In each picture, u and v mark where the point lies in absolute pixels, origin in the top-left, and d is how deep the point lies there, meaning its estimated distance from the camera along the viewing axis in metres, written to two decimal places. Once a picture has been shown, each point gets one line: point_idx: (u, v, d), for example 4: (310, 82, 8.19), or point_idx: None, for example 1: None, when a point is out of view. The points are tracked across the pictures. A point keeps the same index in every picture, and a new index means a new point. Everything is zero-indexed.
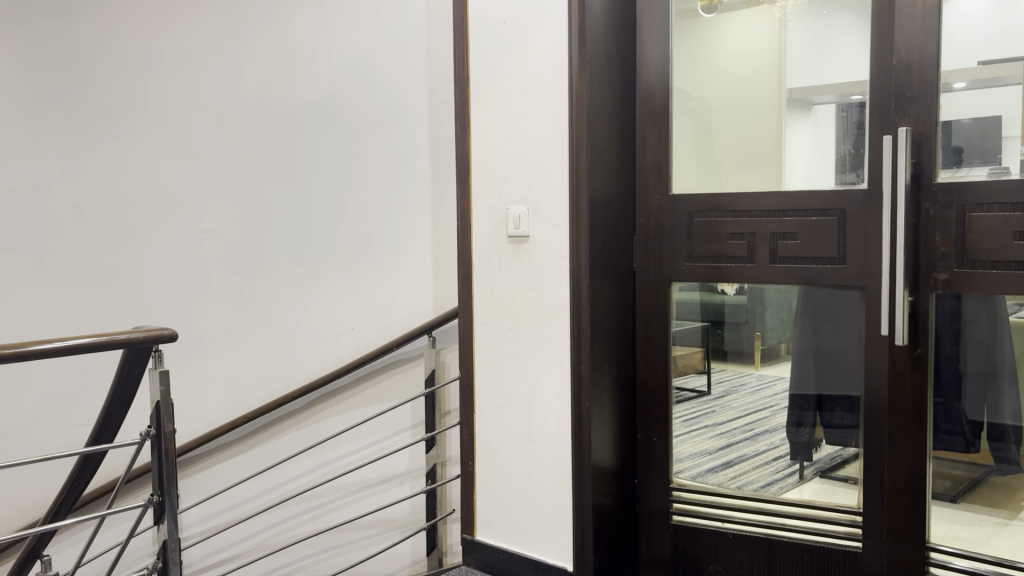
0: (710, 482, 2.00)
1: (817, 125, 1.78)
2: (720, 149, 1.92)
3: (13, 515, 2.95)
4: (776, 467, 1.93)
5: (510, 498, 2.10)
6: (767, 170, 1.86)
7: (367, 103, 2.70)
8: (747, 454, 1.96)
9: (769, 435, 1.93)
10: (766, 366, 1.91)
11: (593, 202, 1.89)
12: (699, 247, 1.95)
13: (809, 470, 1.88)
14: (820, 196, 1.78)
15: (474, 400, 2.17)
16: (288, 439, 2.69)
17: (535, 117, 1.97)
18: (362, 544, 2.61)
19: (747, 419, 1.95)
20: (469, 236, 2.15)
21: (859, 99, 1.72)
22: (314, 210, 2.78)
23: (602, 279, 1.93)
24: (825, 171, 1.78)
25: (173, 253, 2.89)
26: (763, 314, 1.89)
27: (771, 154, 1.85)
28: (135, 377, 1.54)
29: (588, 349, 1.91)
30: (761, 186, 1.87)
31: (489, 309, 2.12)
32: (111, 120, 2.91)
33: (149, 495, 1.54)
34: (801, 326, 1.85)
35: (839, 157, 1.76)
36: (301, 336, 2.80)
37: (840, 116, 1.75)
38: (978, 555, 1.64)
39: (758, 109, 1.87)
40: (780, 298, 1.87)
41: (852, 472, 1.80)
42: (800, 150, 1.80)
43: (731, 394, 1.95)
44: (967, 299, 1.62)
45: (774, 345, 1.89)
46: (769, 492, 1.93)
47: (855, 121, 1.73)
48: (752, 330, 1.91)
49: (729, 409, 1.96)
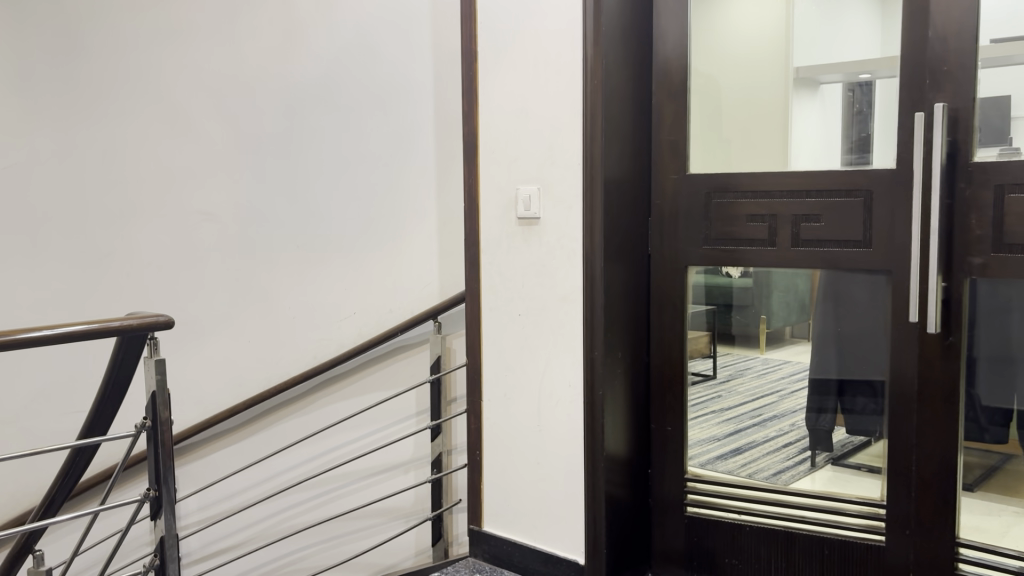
0: (721, 470, 1.94)
1: (823, 104, 1.73)
2: (730, 129, 1.86)
3: (8, 503, 2.88)
4: (786, 454, 1.88)
5: (519, 489, 2.04)
6: (774, 150, 1.80)
7: (368, 81, 2.62)
8: (756, 440, 1.91)
9: (778, 421, 1.89)
10: (772, 350, 1.87)
11: (608, 181, 1.81)
12: (716, 229, 1.87)
13: (820, 457, 1.84)
14: (844, 176, 1.71)
15: (481, 387, 2.10)
16: (288, 426, 2.62)
17: (546, 94, 1.89)
18: (365, 534, 2.55)
19: (756, 404, 1.91)
20: (477, 217, 2.06)
21: (867, 77, 1.67)
22: (314, 191, 2.69)
23: (617, 262, 1.85)
24: (833, 150, 1.72)
25: (167, 235, 2.75)
26: (769, 296, 1.85)
27: (778, 134, 1.80)
28: (130, 365, 1.48)
29: (601, 334, 1.84)
30: (767, 167, 1.81)
31: (496, 294, 2.05)
32: (102, 96, 2.72)
33: (146, 490, 1.46)
34: (819, 312, 1.79)
35: (847, 140, 1.71)
36: (301, 321, 2.72)
37: (847, 94, 1.70)
38: (998, 548, 1.59)
39: (766, 87, 1.81)
40: (791, 279, 1.81)
41: (865, 460, 1.77)
42: (806, 130, 1.75)
43: (738, 377, 1.91)
44: (981, 284, 1.57)
45: (779, 328, 1.85)
46: (779, 480, 1.87)
47: (863, 100, 1.68)
48: (758, 313, 1.87)
49: (735, 394, 1.92)
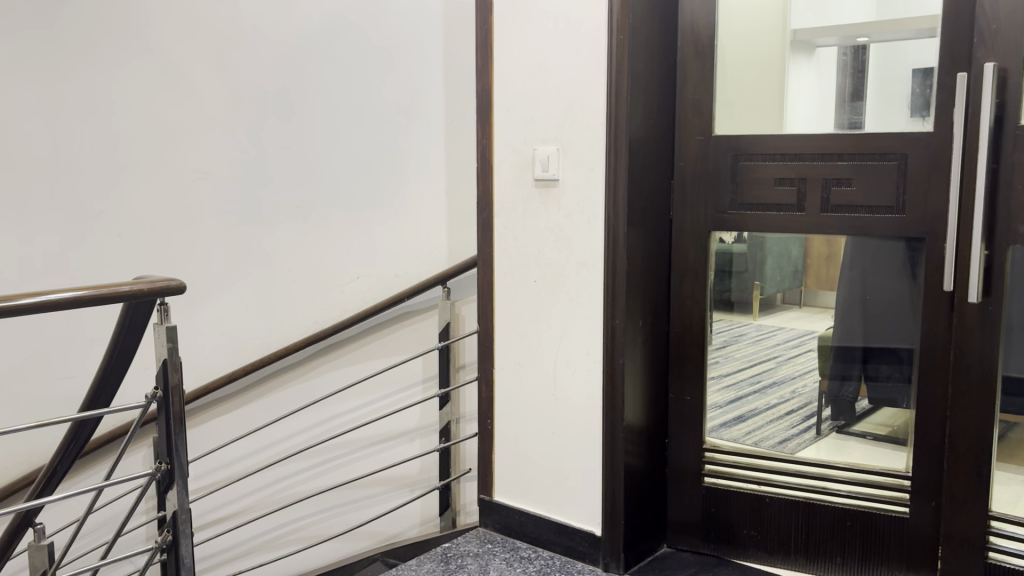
0: (726, 438, 1.92)
1: (818, 70, 1.68)
2: (734, 90, 1.80)
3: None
4: (791, 422, 1.85)
5: (535, 459, 1.98)
6: (768, 111, 1.77)
7: (377, 33, 2.53)
8: (758, 408, 1.87)
9: (778, 387, 1.84)
10: (764, 316, 1.82)
11: (632, 144, 1.74)
12: (744, 193, 1.81)
13: (826, 425, 1.81)
14: (858, 139, 1.67)
15: (493, 353, 2.04)
16: (289, 393, 2.50)
17: (564, 51, 1.81)
18: (370, 502, 2.51)
19: (754, 370, 1.85)
20: (491, 178, 1.99)
21: (863, 41, 1.62)
22: (314, 149, 2.56)
23: (639, 227, 1.79)
24: (824, 112, 1.70)
25: (158, 192, 2.45)
26: (763, 262, 1.82)
27: (773, 95, 1.76)
28: (137, 332, 1.41)
29: (624, 302, 1.78)
30: (762, 129, 1.78)
31: (510, 259, 1.98)
32: (85, 41, 2.35)
33: (156, 463, 1.38)
34: (815, 276, 1.77)
35: (838, 99, 1.68)
36: (302, 285, 2.59)
37: (841, 59, 1.65)
38: (1015, 518, 1.57)
39: (762, 47, 1.75)
40: (783, 245, 1.79)
41: (869, 428, 1.75)
42: (800, 96, 1.73)
43: (733, 343, 1.87)
44: (1017, 249, 1.52)
45: (772, 294, 1.81)
46: (786, 448, 1.85)
47: (857, 65, 1.64)
48: (752, 280, 1.84)
49: (733, 360, 1.88)
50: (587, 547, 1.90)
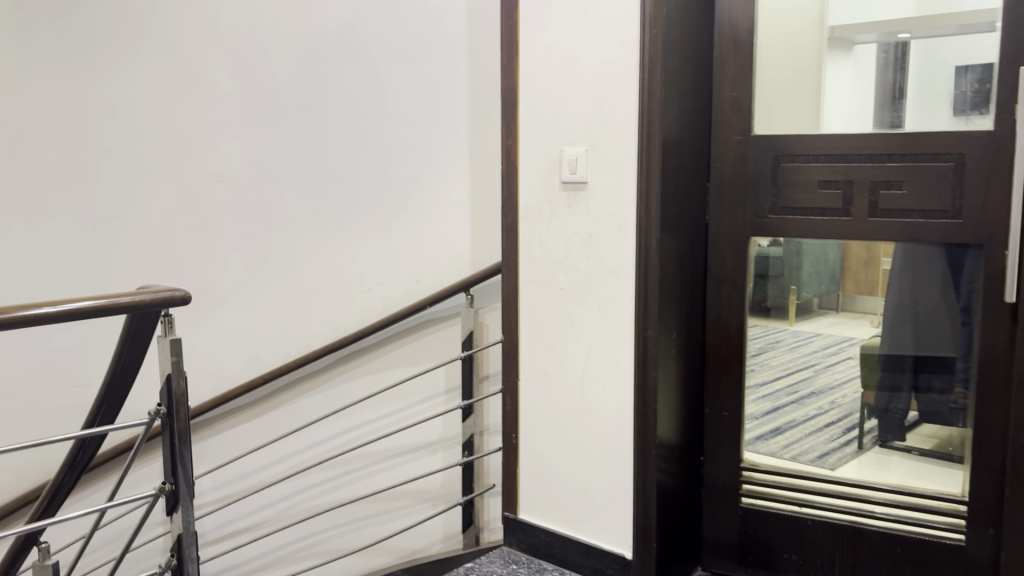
0: (762, 452, 1.82)
1: (858, 68, 1.60)
2: (770, 90, 1.71)
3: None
4: (830, 435, 1.76)
5: (562, 477, 1.89)
6: (804, 114, 1.67)
7: (393, 33, 2.34)
8: (796, 419, 1.78)
9: (817, 398, 1.76)
10: (801, 321, 1.72)
11: (666, 143, 1.63)
12: (785, 196, 1.70)
13: (868, 439, 1.73)
14: (898, 139, 1.58)
15: (518, 362, 1.95)
16: (308, 404, 2.44)
17: (591, 45, 1.72)
18: (396, 515, 2.39)
19: (792, 379, 1.76)
20: (516, 179, 1.89)
21: (906, 37, 1.55)
22: (332, 151, 2.44)
23: (673, 233, 1.68)
24: (864, 111, 1.60)
25: (175, 197, 2.51)
26: (800, 267, 1.72)
27: (808, 92, 1.66)
28: (142, 345, 1.33)
29: (657, 312, 1.68)
30: (800, 127, 1.68)
31: (537, 267, 1.88)
32: (106, 48, 2.47)
33: (160, 484, 1.30)
34: (854, 280, 1.66)
35: (878, 98, 1.58)
36: (321, 291, 2.49)
37: (881, 56, 1.58)
38: None
39: (801, 48, 1.65)
40: (821, 249, 1.69)
41: (914, 443, 1.66)
42: (837, 97, 1.63)
43: (770, 351, 1.78)
44: None
45: (809, 299, 1.72)
46: (826, 463, 1.76)
47: (897, 62, 1.56)
48: (787, 285, 1.74)
49: (769, 368, 1.79)
50: (617, 570, 1.79)
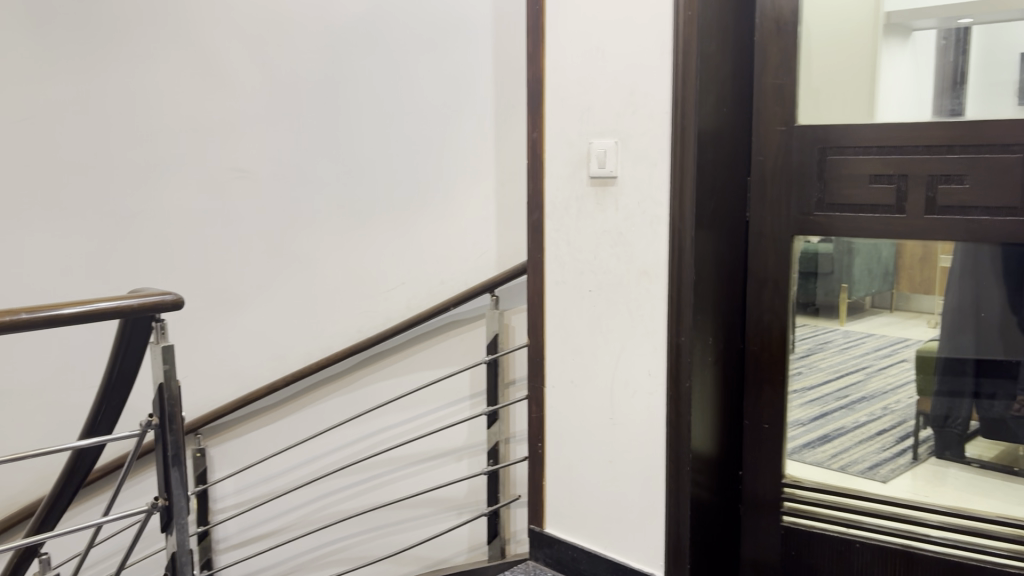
0: (808, 461, 1.69)
1: (916, 56, 1.47)
2: (819, 77, 1.57)
3: (22, 491, 2.61)
4: (883, 444, 1.65)
5: (588, 490, 1.78)
6: (857, 102, 1.54)
7: (418, 21, 2.25)
8: (845, 426, 1.67)
9: (868, 403, 1.67)
10: (853, 321, 1.61)
11: (702, 135, 1.51)
12: (833, 191, 1.56)
13: (923, 449, 1.63)
14: (960, 129, 1.43)
15: (544, 368, 1.85)
16: (334, 406, 2.38)
17: (620, 30, 1.60)
18: (421, 523, 2.31)
19: (842, 383, 1.66)
20: (542, 175, 1.79)
21: (968, 22, 1.43)
22: (357, 146, 2.36)
23: (709, 230, 1.56)
24: (922, 100, 1.47)
25: (196, 193, 2.48)
26: (850, 265, 1.59)
27: (861, 80, 1.53)
28: (135, 353, 1.24)
29: (692, 316, 1.55)
30: (852, 118, 1.54)
31: (563, 267, 1.77)
32: (125, 41, 2.44)
33: (153, 499, 1.23)
34: (911, 278, 1.53)
35: (938, 83, 1.45)
36: (346, 290, 2.42)
37: (941, 43, 1.45)
38: None
39: (850, 34, 1.53)
40: (872, 247, 1.56)
41: (976, 454, 1.58)
42: (894, 85, 1.50)
43: (818, 353, 1.65)
44: None
45: (861, 297, 1.60)
46: (878, 474, 1.64)
47: (957, 50, 1.43)
48: (838, 283, 1.61)
49: (818, 371, 1.66)
50: None
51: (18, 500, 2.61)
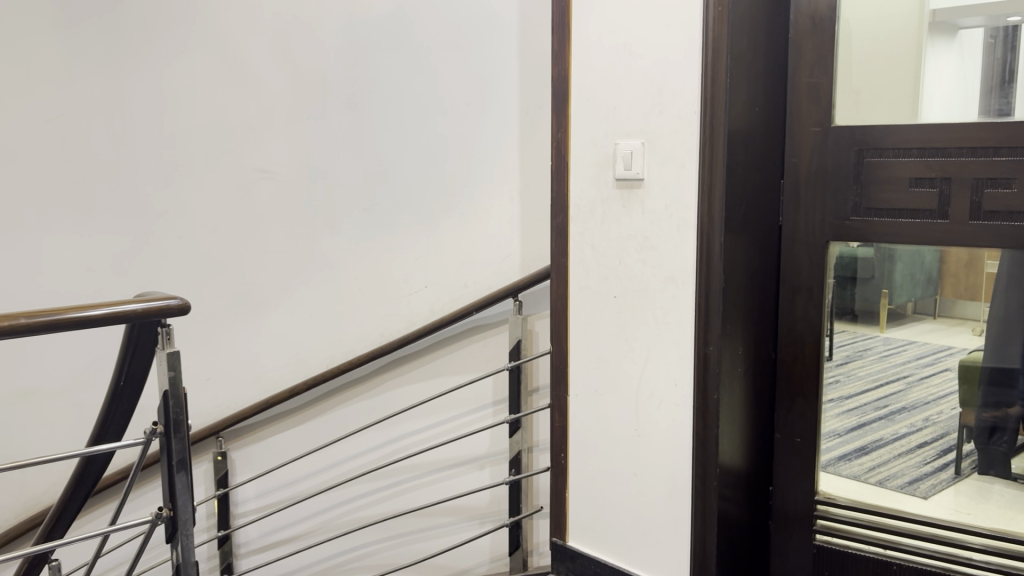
0: (843, 475, 1.61)
1: (961, 55, 1.39)
2: (859, 76, 1.49)
3: (46, 490, 2.63)
4: (923, 458, 1.55)
5: (611, 504, 1.73)
6: (896, 102, 1.46)
7: (444, 18, 2.20)
8: (884, 438, 1.58)
9: (908, 415, 1.56)
10: (893, 328, 1.52)
11: (732, 136, 1.45)
12: (872, 194, 1.49)
13: (966, 465, 1.53)
14: (1005, 130, 1.36)
15: (566, 378, 1.79)
16: (357, 411, 2.36)
17: (647, 27, 1.54)
18: (443, 532, 2.27)
19: (882, 393, 1.57)
20: (567, 177, 1.73)
21: (1016, 20, 1.34)
22: (382, 147, 2.33)
23: (738, 235, 1.50)
24: (966, 100, 1.39)
25: (221, 194, 2.48)
26: (893, 271, 1.50)
27: (904, 79, 1.45)
28: (142, 361, 1.19)
29: (720, 324, 1.49)
30: (892, 119, 1.47)
31: (587, 272, 1.72)
32: (150, 43, 2.46)
33: (158, 509, 1.21)
34: (955, 284, 1.45)
35: (982, 83, 1.37)
36: (370, 293, 2.39)
37: (987, 43, 1.36)
38: None
39: (896, 31, 1.45)
40: (915, 251, 1.47)
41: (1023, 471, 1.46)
42: (938, 85, 1.41)
43: (856, 361, 1.57)
44: None
45: (902, 304, 1.50)
46: (918, 489, 1.55)
47: (1006, 50, 1.35)
48: (879, 289, 1.52)
49: (855, 380, 1.57)
50: None
51: (44, 501, 2.63)
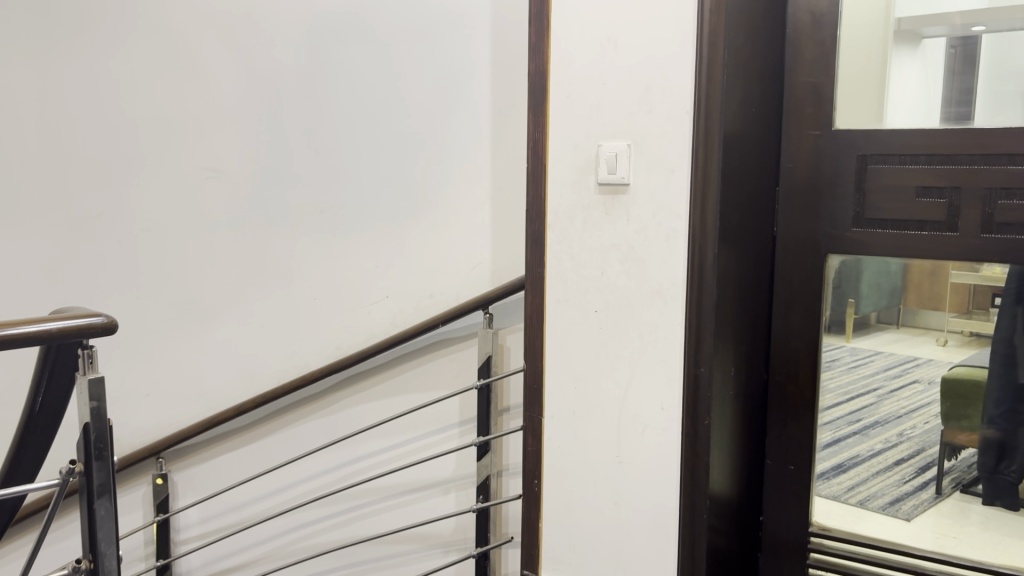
0: (823, 494, 1.51)
1: (923, 66, 1.32)
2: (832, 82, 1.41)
3: None
4: (901, 475, 1.44)
5: (587, 536, 1.59)
6: (863, 105, 1.38)
7: (405, 11, 2.06)
8: (860, 455, 1.46)
9: (881, 430, 1.44)
10: (858, 338, 1.43)
11: (727, 137, 1.33)
12: (874, 204, 1.38)
13: (948, 483, 1.41)
14: (986, 138, 1.28)
15: (542, 398, 1.63)
16: (310, 429, 2.20)
17: (633, 20, 1.42)
18: (403, 560, 2.11)
19: (852, 405, 1.46)
20: (544, 180, 1.57)
21: (982, 29, 1.28)
22: (340, 146, 2.17)
23: (732, 245, 1.38)
24: (929, 105, 1.32)
25: (167, 196, 2.32)
26: (859, 280, 1.42)
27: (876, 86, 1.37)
28: (61, 389, 1.02)
29: (711, 347, 1.37)
30: (858, 124, 1.39)
31: (566, 285, 1.57)
32: (92, 34, 2.31)
33: (75, 561, 1.05)
34: (917, 291, 1.36)
35: (947, 93, 1.30)
36: (325, 304, 2.23)
37: (951, 53, 1.30)
38: None
39: (867, 35, 1.37)
40: (880, 260, 1.39)
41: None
42: (902, 92, 1.34)
43: (827, 371, 1.48)
44: None
45: (867, 313, 1.42)
46: (899, 509, 1.44)
47: (971, 59, 1.28)
48: (844, 297, 1.44)
49: (827, 393, 1.49)
50: None
51: None
